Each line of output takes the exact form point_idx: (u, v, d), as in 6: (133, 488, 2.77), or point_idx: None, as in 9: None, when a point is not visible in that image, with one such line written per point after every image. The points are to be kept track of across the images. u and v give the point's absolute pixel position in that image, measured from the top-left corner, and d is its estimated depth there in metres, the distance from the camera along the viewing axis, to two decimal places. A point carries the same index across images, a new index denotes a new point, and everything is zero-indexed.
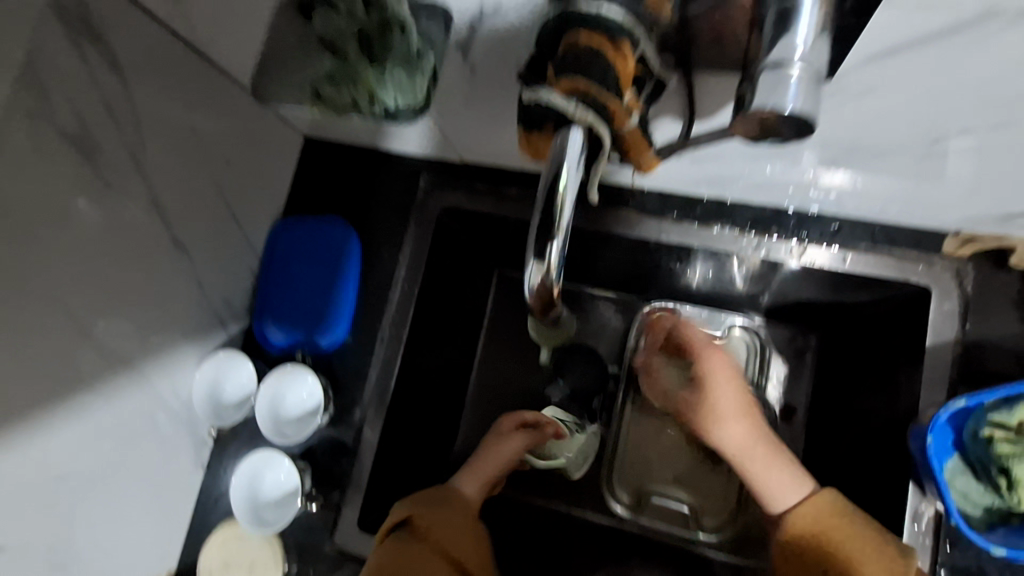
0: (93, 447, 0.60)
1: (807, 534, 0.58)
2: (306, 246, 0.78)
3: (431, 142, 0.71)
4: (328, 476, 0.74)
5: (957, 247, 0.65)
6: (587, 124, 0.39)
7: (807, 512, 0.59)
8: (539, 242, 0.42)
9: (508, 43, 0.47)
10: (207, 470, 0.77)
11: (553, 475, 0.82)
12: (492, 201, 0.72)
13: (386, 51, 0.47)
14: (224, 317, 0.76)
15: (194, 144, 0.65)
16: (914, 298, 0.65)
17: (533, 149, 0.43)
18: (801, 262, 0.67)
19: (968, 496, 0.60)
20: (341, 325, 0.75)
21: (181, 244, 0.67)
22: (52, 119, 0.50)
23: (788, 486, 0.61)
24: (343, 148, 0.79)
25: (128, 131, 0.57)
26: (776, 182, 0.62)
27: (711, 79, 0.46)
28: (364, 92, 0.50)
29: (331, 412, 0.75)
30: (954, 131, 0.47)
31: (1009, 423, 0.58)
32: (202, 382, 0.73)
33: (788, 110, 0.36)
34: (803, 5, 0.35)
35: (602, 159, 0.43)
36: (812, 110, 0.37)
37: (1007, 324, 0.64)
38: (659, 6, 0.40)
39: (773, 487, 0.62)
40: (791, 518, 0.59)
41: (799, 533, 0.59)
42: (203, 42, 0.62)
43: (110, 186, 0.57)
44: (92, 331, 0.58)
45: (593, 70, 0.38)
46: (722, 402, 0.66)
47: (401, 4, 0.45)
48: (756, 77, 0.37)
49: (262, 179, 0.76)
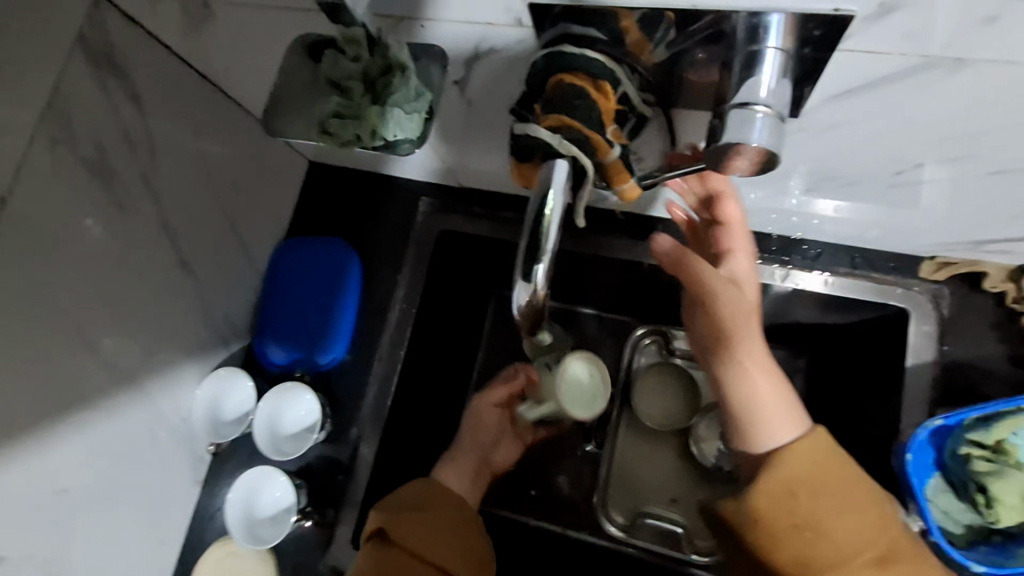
0: (94, 461, 0.62)
1: (795, 469, 0.51)
2: (307, 266, 0.80)
3: (430, 169, 0.74)
4: (325, 493, 0.76)
5: (933, 271, 0.67)
6: (570, 154, 0.42)
7: (809, 456, 0.51)
8: (527, 264, 0.44)
9: (503, 79, 0.51)
10: (203, 487, 0.78)
11: (546, 494, 0.83)
12: (488, 225, 0.75)
13: (388, 91, 0.48)
14: (226, 335, 0.79)
15: (203, 169, 0.69)
16: (894, 320, 0.68)
17: (524, 177, 0.47)
18: (786, 285, 0.70)
19: (949, 513, 0.62)
20: (340, 343, 0.78)
21: (188, 264, 0.70)
22: (73, 147, 0.53)
23: (781, 421, 0.53)
24: (346, 173, 0.82)
25: (143, 158, 0.61)
26: (760, 210, 0.65)
27: (687, 114, 0.50)
28: (369, 129, 0.48)
29: (327, 430, 0.77)
30: (911, 165, 0.51)
31: (986, 442, 0.61)
32: (202, 398, 0.75)
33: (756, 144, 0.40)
34: (766, 53, 0.38)
35: (587, 186, 0.45)
36: (776, 144, 0.40)
37: (980, 346, 0.67)
38: (640, 49, 0.43)
39: (771, 423, 0.53)
40: (782, 452, 0.52)
41: (788, 468, 0.51)
42: (216, 75, 0.66)
43: (123, 210, 0.60)
44: (100, 348, 0.60)
45: (576, 107, 0.42)
46: (739, 312, 0.54)
47: (403, 49, 0.46)
48: (725, 115, 0.41)
49: (268, 203, 0.79)
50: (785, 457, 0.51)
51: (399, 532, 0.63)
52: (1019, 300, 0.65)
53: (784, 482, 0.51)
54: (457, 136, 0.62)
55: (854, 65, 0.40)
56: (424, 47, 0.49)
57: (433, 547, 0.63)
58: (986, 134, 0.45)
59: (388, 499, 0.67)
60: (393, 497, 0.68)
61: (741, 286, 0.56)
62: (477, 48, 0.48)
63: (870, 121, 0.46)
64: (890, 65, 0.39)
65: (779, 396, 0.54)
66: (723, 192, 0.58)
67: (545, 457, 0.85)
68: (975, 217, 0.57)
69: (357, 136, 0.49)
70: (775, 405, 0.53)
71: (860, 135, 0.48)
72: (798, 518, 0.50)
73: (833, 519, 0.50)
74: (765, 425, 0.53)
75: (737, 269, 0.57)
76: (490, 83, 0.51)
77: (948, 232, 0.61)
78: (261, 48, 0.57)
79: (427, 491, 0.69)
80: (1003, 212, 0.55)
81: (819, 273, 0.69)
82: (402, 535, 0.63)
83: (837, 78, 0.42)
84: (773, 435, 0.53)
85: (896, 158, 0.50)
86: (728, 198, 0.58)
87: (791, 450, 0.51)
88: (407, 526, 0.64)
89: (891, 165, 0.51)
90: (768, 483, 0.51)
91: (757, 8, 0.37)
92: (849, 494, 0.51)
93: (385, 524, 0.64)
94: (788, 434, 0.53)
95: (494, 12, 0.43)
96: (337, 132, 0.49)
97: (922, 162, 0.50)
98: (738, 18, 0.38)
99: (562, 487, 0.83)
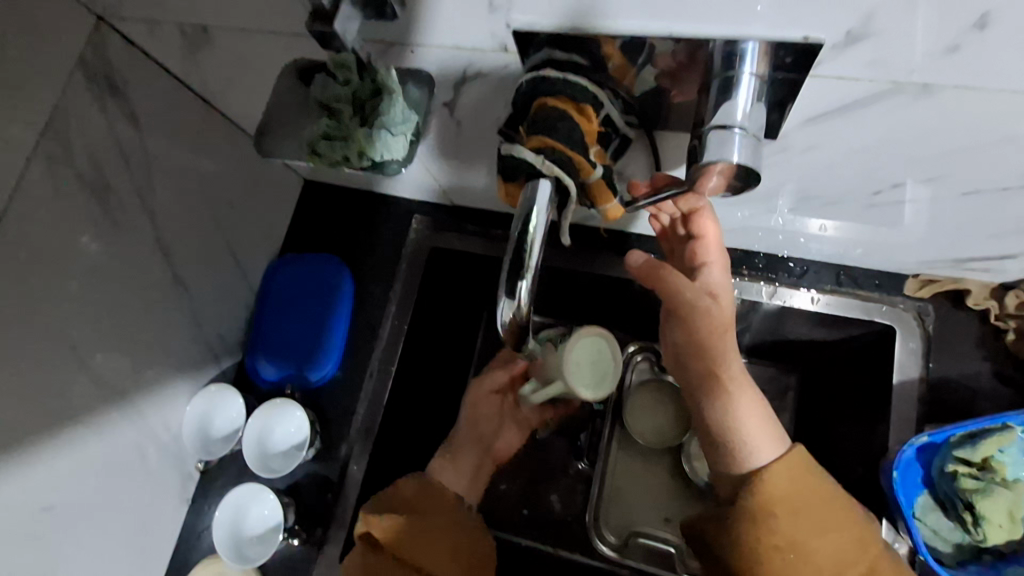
0: (82, 478, 0.61)
1: (779, 492, 0.51)
2: (300, 283, 0.81)
3: (423, 188, 0.75)
4: (314, 511, 0.75)
5: (917, 288, 0.69)
6: (554, 175, 0.44)
7: (788, 478, 0.51)
8: (510, 281, 0.45)
9: (491, 101, 0.52)
10: (191, 505, 0.78)
11: (537, 512, 0.83)
12: (479, 242, 0.77)
13: (377, 114, 0.49)
14: (218, 352, 0.79)
15: (199, 187, 0.70)
16: (880, 338, 0.69)
17: (510, 196, 0.48)
18: (773, 302, 0.71)
19: (938, 532, 0.63)
20: (331, 360, 0.78)
21: (181, 281, 0.70)
22: (68, 165, 0.55)
23: (763, 443, 0.53)
24: (341, 191, 0.83)
25: (138, 177, 0.62)
26: (746, 228, 0.66)
27: (670, 136, 0.51)
28: (356, 151, 0.50)
29: (317, 448, 0.76)
30: (888, 184, 0.52)
31: (973, 459, 0.61)
32: (192, 415, 0.75)
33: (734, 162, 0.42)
34: (741, 79, 0.40)
35: (571, 206, 0.47)
36: (753, 162, 0.42)
37: (964, 363, 0.68)
38: (623, 74, 0.44)
39: (751, 443, 0.53)
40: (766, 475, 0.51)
41: (770, 490, 0.51)
42: (213, 96, 0.67)
43: (117, 226, 0.61)
44: (91, 364, 0.61)
45: (559, 129, 0.43)
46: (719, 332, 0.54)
47: (391, 72, 0.47)
48: (704, 136, 0.43)
49: (262, 220, 0.80)
50: (765, 479, 0.51)
51: (388, 535, 0.63)
52: (1001, 317, 0.66)
53: (764, 503, 0.51)
54: (448, 155, 0.64)
55: (826, 90, 0.42)
56: (411, 70, 0.51)
57: (422, 549, 0.62)
58: (962, 153, 0.46)
59: (379, 500, 0.67)
60: (385, 497, 0.68)
61: (718, 299, 0.56)
62: (464, 71, 0.49)
63: (847, 142, 0.47)
64: (858, 90, 0.41)
65: (756, 414, 0.54)
66: (699, 206, 0.56)
67: (536, 475, 0.84)
68: (953, 235, 0.58)
69: (345, 157, 0.50)
70: (752, 424, 0.54)
71: (837, 155, 0.50)
72: (780, 540, 0.50)
73: (811, 540, 0.50)
74: (744, 445, 0.53)
75: (714, 283, 0.57)
76: (479, 104, 0.53)
77: (929, 251, 0.62)
78: (257, 70, 0.58)
79: (422, 492, 0.68)
80: (981, 231, 0.57)
81: (805, 291, 0.70)
82: (390, 538, 0.62)
83: (811, 102, 0.43)
84: (752, 455, 0.53)
85: (873, 179, 0.52)
86: (704, 211, 0.57)
87: (771, 471, 0.51)
88: (398, 529, 0.63)
89: (869, 184, 0.53)
90: (749, 505, 0.51)
91: (731, 36, 0.38)
92: (825, 514, 0.51)
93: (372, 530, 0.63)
94: (767, 453, 0.53)
95: (480, 38, 0.44)
96: (326, 153, 0.50)
97: (899, 182, 0.51)
98: (714, 46, 0.39)
99: (554, 505, 0.83)
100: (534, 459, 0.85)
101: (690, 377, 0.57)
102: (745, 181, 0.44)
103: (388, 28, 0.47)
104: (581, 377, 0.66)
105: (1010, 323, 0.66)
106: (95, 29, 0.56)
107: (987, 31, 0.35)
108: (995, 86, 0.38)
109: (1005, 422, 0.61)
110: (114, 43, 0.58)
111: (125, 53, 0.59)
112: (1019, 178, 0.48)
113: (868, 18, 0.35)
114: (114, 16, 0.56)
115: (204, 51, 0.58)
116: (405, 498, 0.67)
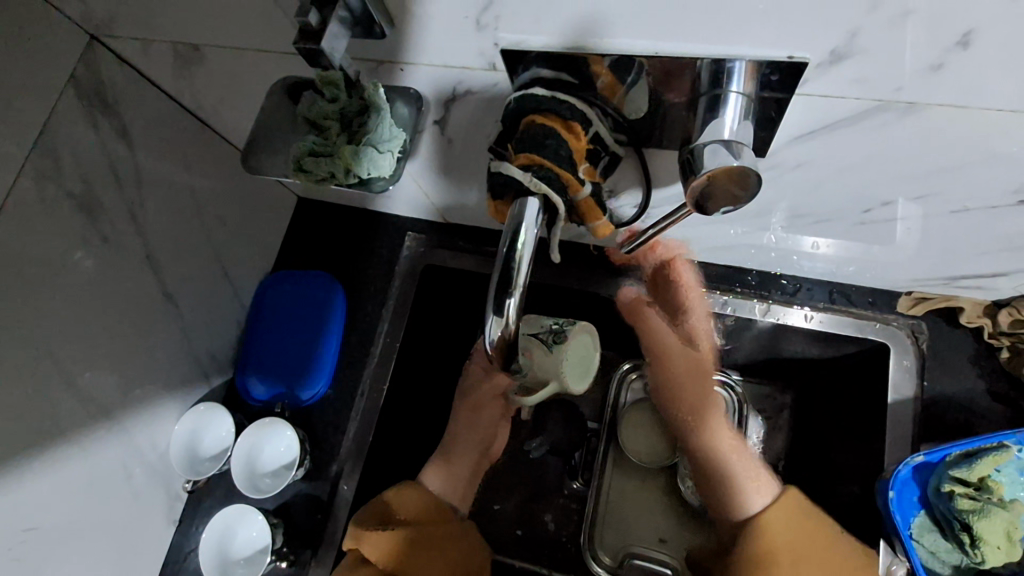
0: (65, 500, 0.60)
1: (776, 540, 0.58)
2: (291, 300, 0.80)
3: (417, 206, 0.76)
4: (304, 533, 0.74)
5: (909, 306, 0.68)
6: (541, 192, 0.43)
7: (784, 529, 0.59)
8: (498, 298, 0.45)
9: (482, 120, 0.52)
10: (178, 525, 0.76)
11: (532, 532, 0.82)
12: (473, 259, 0.77)
13: (365, 131, 0.48)
14: (208, 370, 0.78)
15: (192, 204, 0.70)
16: (875, 356, 0.68)
17: (498, 214, 0.48)
18: (767, 319, 0.70)
19: (935, 553, 0.62)
20: (322, 379, 0.77)
21: (172, 298, 0.70)
22: (57, 181, 0.55)
23: (757, 489, 0.63)
24: (335, 207, 0.83)
25: (129, 193, 0.62)
26: (738, 245, 0.66)
27: (659, 154, 0.51)
28: (342, 168, 0.48)
29: (306, 468, 0.75)
30: (878, 202, 0.52)
31: (969, 479, 0.60)
32: (179, 435, 0.73)
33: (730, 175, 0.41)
34: (728, 98, 0.40)
35: (560, 223, 0.46)
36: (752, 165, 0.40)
37: (960, 381, 0.67)
38: (612, 92, 0.44)
39: (739, 480, 0.65)
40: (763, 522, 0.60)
41: (771, 538, 0.59)
42: (207, 113, 0.67)
43: (107, 242, 0.61)
44: (78, 382, 0.60)
45: (547, 147, 0.43)
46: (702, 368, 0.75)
47: (379, 90, 0.47)
48: (699, 152, 0.41)
49: (255, 237, 0.79)
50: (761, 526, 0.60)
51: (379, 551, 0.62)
52: (995, 335, 0.66)
53: (764, 552, 0.58)
54: (441, 172, 0.64)
55: (813, 109, 0.42)
56: (400, 89, 0.51)
57: (415, 562, 0.63)
58: (950, 172, 0.46)
59: (365, 511, 0.66)
60: (371, 507, 0.67)
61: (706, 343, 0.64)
62: (454, 89, 0.49)
63: (835, 160, 0.48)
64: (845, 108, 0.41)
65: (732, 447, 0.69)
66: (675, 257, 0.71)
67: (531, 496, 0.83)
68: (944, 252, 0.58)
69: (331, 174, 0.49)
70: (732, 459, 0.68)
71: (827, 173, 0.50)
72: None
73: None
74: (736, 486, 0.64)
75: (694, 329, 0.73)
76: (470, 122, 0.53)
77: (921, 268, 0.62)
78: (250, 87, 0.58)
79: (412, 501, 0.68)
80: (972, 249, 0.57)
81: (799, 308, 0.70)
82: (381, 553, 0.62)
83: (799, 119, 0.43)
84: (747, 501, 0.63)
85: (863, 197, 0.52)
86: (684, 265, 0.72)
87: (767, 516, 0.60)
88: (392, 545, 0.63)
89: (858, 203, 0.53)
90: (751, 552, 0.59)
91: (721, 55, 0.39)
92: (822, 556, 0.57)
93: (359, 544, 0.63)
94: (761, 497, 0.62)
95: (469, 56, 0.45)
96: (313, 169, 0.49)
97: (888, 200, 0.52)
98: (702, 65, 0.40)
99: (549, 526, 0.81)
100: (528, 479, 0.84)
101: (673, 419, 0.76)
102: (744, 195, 0.42)
103: (377, 46, 0.47)
104: (573, 373, 0.67)
105: (1004, 340, 0.65)
106: (89, 47, 0.57)
107: (971, 49, 0.35)
108: (980, 105, 0.39)
109: (1003, 441, 0.61)
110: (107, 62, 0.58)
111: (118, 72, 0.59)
112: (1007, 196, 0.48)
113: (851, 37, 0.36)
114: (108, 35, 0.57)
115: (197, 69, 0.58)
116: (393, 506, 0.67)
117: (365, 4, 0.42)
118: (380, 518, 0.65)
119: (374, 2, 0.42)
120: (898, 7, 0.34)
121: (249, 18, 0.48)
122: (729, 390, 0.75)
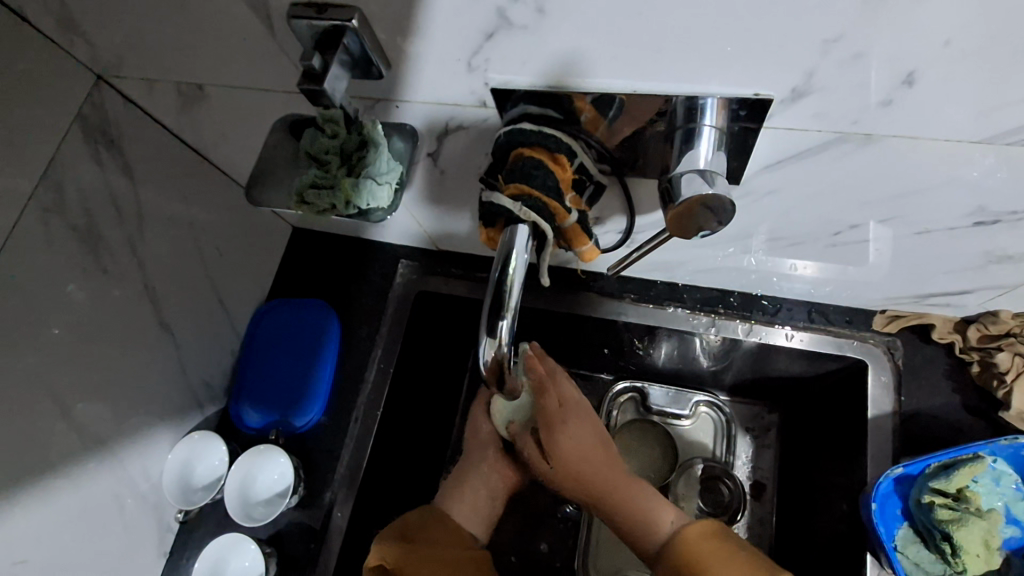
0: (55, 533, 0.60)
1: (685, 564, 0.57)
2: (287, 328, 0.81)
3: (411, 234, 0.78)
4: (294, 562, 0.73)
5: (884, 323, 0.71)
6: (531, 220, 0.46)
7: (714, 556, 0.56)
8: (490, 321, 0.48)
9: (473, 153, 0.56)
10: (169, 557, 0.75)
11: (529, 557, 0.82)
12: (465, 285, 0.79)
13: (364, 163, 0.51)
14: (201, 400, 0.78)
15: (189, 235, 0.71)
16: (853, 373, 0.71)
17: (490, 240, 0.50)
18: (751, 338, 0.73)
19: (920, 564, 0.63)
20: (316, 405, 0.78)
21: (169, 328, 0.70)
22: (64, 217, 0.57)
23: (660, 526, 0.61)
24: (330, 237, 0.85)
25: (131, 226, 0.64)
26: (719, 267, 0.69)
27: (640, 185, 0.54)
28: (343, 200, 0.51)
29: (300, 495, 0.75)
30: (847, 225, 0.56)
31: (948, 489, 0.63)
32: (174, 463, 0.73)
33: (705, 199, 0.43)
34: (703, 131, 0.43)
35: (549, 248, 0.49)
36: (726, 194, 0.43)
37: (938, 396, 0.70)
38: (595, 125, 0.47)
39: (643, 508, 0.62)
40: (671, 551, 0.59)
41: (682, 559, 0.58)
42: (206, 148, 0.70)
43: (108, 274, 0.62)
44: (73, 413, 0.60)
45: (534, 177, 0.45)
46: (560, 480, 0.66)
47: (377, 126, 0.50)
48: (680, 176, 0.44)
49: (251, 266, 0.81)
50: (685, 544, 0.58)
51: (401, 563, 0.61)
52: (966, 349, 0.69)
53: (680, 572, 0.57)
54: (433, 200, 0.67)
55: (777, 140, 0.45)
56: (397, 125, 0.54)
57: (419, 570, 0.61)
58: (910, 196, 0.50)
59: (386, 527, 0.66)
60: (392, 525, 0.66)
61: (587, 465, 0.62)
62: (446, 124, 0.53)
63: (803, 187, 0.51)
64: (809, 139, 0.45)
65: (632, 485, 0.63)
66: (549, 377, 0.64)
67: (526, 519, 0.83)
68: (914, 271, 0.61)
69: (332, 205, 0.51)
70: (632, 504, 0.62)
71: (796, 201, 0.53)
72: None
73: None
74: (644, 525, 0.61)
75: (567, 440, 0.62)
76: (462, 154, 0.56)
77: (893, 287, 0.65)
78: (250, 122, 0.61)
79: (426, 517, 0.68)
80: (939, 267, 0.60)
81: (781, 328, 0.72)
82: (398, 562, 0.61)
83: (766, 153, 0.47)
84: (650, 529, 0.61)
85: (833, 221, 0.55)
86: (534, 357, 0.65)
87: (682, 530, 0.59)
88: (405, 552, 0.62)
89: (829, 226, 0.56)
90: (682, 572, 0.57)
91: (691, 92, 0.42)
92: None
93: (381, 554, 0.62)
94: (668, 511, 0.62)
95: (461, 95, 0.48)
96: (314, 202, 0.51)
97: (857, 223, 0.55)
98: (676, 101, 0.43)
99: (543, 550, 0.82)
100: (524, 503, 0.84)
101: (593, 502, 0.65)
102: (721, 222, 0.45)
103: (374, 87, 0.50)
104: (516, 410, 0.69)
105: (973, 355, 0.69)
106: (95, 87, 0.60)
107: (915, 87, 0.38)
108: (930, 136, 0.42)
109: (975, 452, 0.64)
110: (110, 98, 0.61)
111: (120, 107, 0.62)
112: (962, 218, 0.52)
113: (809, 78, 0.39)
114: (113, 76, 0.59)
115: (198, 105, 0.61)
116: (417, 527, 0.66)
117: (362, 46, 0.44)
118: (403, 533, 0.65)
119: (370, 43, 0.44)
120: (852, 50, 0.36)
121: (252, 58, 0.51)
122: (717, 410, 0.83)
